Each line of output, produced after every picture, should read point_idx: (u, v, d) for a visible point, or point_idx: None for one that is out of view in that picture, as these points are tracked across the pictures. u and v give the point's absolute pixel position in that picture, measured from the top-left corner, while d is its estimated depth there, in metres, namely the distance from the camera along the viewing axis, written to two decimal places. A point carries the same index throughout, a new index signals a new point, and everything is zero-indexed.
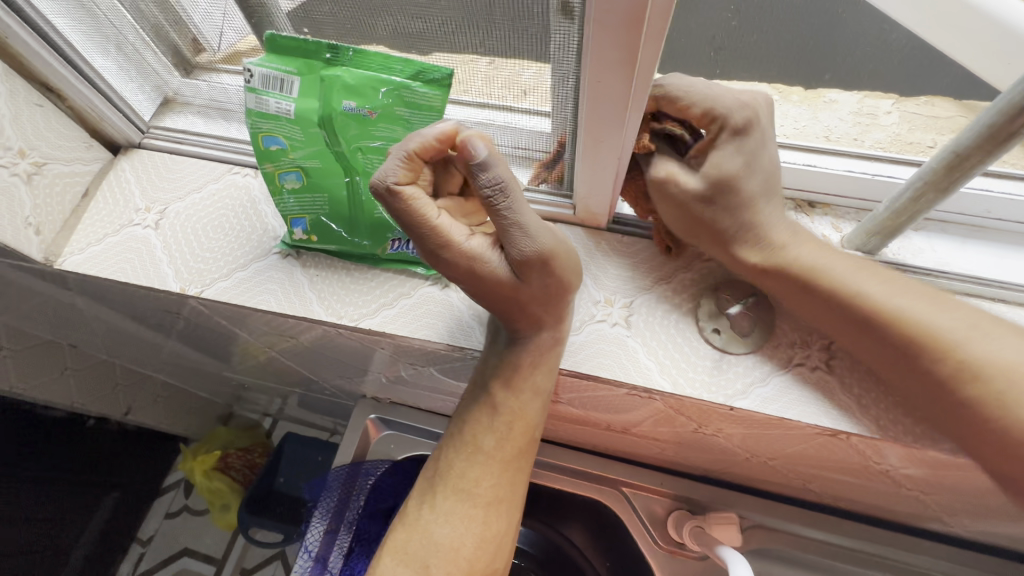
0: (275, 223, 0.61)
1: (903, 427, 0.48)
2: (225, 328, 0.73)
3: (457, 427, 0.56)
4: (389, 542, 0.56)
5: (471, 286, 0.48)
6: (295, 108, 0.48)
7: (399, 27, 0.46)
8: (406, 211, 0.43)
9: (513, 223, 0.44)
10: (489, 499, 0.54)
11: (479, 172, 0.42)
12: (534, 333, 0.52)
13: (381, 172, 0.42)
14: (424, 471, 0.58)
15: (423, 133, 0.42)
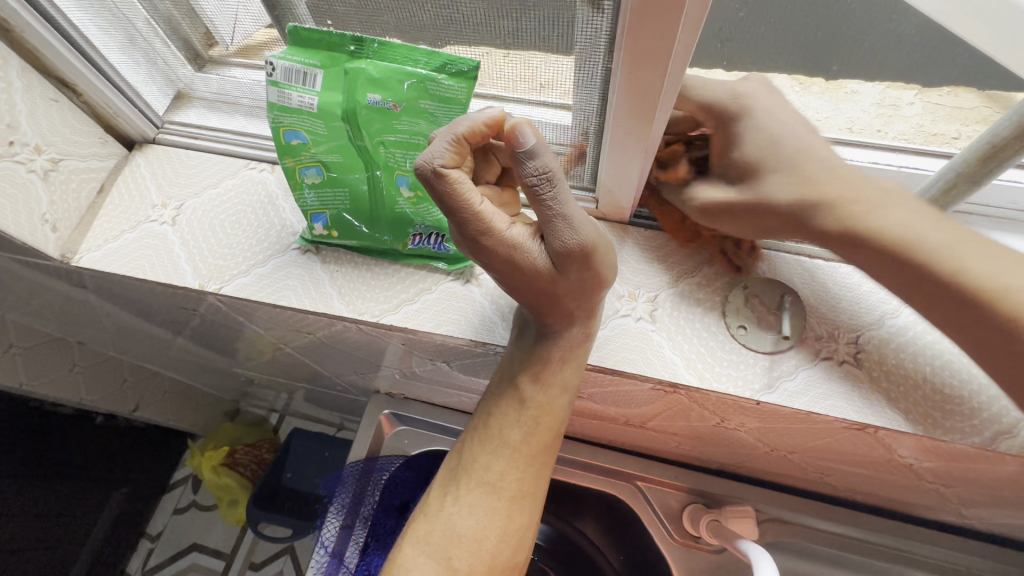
0: (291, 218, 0.61)
1: (933, 421, 0.47)
2: (239, 324, 0.74)
3: (483, 419, 0.55)
4: (408, 534, 0.54)
5: (507, 277, 0.47)
6: (318, 102, 0.46)
7: (422, 19, 0.45)
8: (453, 197, 0.41)
9: (556, 215, 0.43)
10: (513, 493, 0.53)
11: (526, 160, 0.41)
12: (565, 326, 0.51)
13: (425, 155, 0.40)
14: (444, 463, 0.57)
15: (474, 118, 0.41)
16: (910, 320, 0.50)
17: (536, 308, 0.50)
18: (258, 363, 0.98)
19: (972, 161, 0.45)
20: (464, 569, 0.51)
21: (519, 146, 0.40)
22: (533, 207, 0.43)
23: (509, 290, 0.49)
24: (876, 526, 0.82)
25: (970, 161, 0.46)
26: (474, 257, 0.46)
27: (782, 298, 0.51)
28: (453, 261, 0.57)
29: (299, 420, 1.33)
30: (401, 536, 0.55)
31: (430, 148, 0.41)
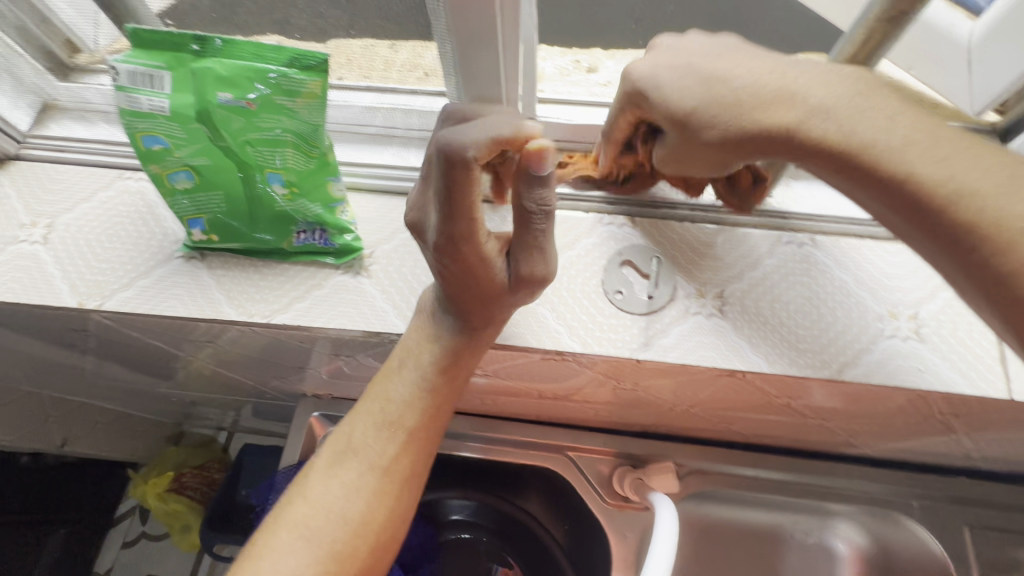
0: (174, 226, 0.60)
1: (790, 359, 0.51)
2: (141, 340, 0.72)
3: (381, 398, 0.53)
4: (280, 515, 0.51)
5: (456, 275, 0.47)
6: (170, 104, 0.45)
7: (265, 13, 0.45)
8: (462, 189, 0.40)
9: (535, 243, 0.46)
10: (404, 476, 0.53)
11: (535, 187, 0.41)
12: (486, 331, 0.52)
13: (464, 136, 0.38)
14: (332, 443, 0.54)
15: (524, 127, 0.38)
16: (768, 271, 0.55)
17: (459, 314, 0.51)
18: (179, 381, 0.95)
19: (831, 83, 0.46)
20: (344, 552, 0.49)
21: (540, 173, 0.40)
22: (520, 227, 0.45)
23: (448, 285, 0.49)
24: (786, 465, 0.89)
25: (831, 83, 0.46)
26: (439, 251, 0.45)
27: (652, 261, 0.55)
28: (341, 255, 0.58)
29: (251, 436, 1.25)
30: (269, 516, 0.51)
31: (466, 130, 0.38)
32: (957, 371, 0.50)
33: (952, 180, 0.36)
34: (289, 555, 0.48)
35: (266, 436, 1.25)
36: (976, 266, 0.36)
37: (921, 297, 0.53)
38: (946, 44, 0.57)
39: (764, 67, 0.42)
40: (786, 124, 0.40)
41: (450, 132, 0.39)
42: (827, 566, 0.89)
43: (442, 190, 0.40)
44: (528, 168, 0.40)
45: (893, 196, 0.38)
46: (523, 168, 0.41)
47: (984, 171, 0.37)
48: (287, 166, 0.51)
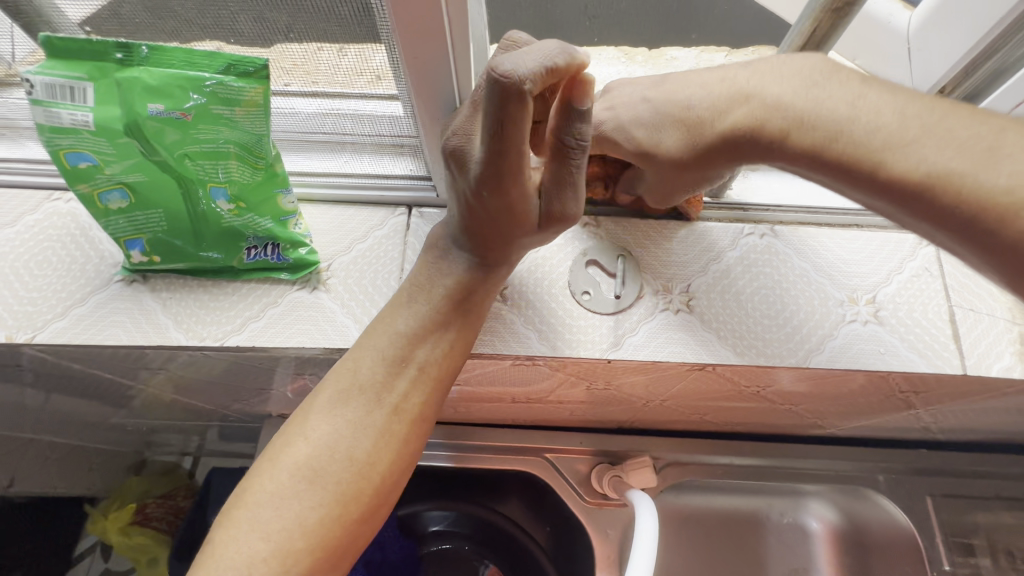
0: (112, 248, 0.56)
1: (757, 349, 0.52)
2: (85, 371, 0.67)
3: (391, 329, 0.48)
4: (278, 454, 0.45)
5: (491, 210, 0.44)
6: (94, 119, 0.41)
7: (194, 18, 0.42)
8: (515, 121, 0.36)
9: (572, 179, 0.43)
10: (413, 417, 0.47)
11: (577, 122, 0.39)
12: (501, 271, 0.50)
13: (514, 63, 0.34)
14: (334, 380, 0.47)
15: (575, 55, 0.35)
16: (732, 263, 0.55)
17: (480, 249, 0.48)
18: (132, 410, 0.90)
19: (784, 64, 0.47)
20: (349, 494, 0.44)
21: (582, 109, 0.38)
22: (553, 165, 0.42)
23: (475, 217, 0.46)
24: (760, 451, 0.90)
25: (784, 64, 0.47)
26: (480, 183, 0.42)
27: (617, 260, 0.55)
28: (296, 269, 0.55)
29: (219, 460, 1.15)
30: (268, 452, 0.46)
31: (517, 57, 0.34)
32: (915, 352, 0.52)
33: (929, 158, 0.37)
34: (291, 497, 0.43)
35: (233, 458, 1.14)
36: (964, 232, 0.37)
37: (879, 281, 0.55)
38: (888, 35, 0.59)
39: (717, 79, 0.45)
40: (756, 123, 0.42)
41: (499, 58, 0.35)
42: (803, 545, 0.92)
43: (491, 121, 0.37)
44: (571, 101, 0.38)
45: (870, 182, 0.39)
46: (565, 103, 0.38)
47: (965, 140, 0.37)
48: (232, 179, 0.48)
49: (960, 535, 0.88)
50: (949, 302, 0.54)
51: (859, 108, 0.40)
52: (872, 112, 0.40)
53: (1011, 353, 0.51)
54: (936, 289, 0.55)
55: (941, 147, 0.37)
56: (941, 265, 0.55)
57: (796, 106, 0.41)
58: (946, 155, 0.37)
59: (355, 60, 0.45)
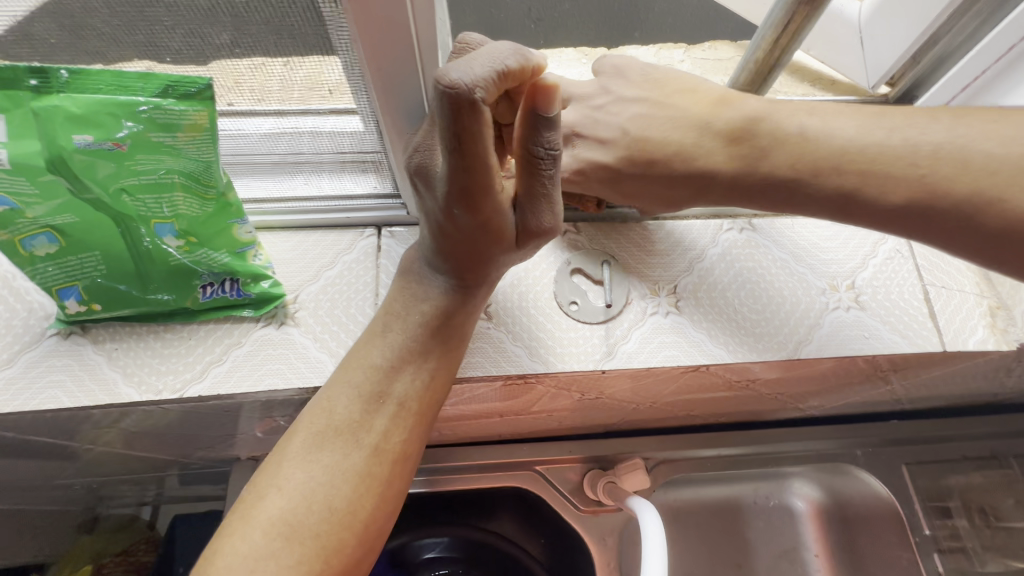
0: (41, 298, 0.50)
1: (749, 345, 0.51)
2: (17, 436, 0.60)
3: (367, 363, 0.44)
4: (249, 509, 0.40)
5: (465, 228, 0.41)
6: (9, 155, 0.36)
7: (121, 36, 0.37)
8: (476, 136, 0.32)
9: (545, 192, 0.40)
10: (396, 456, 0.44)
11: (545, 129, 0.35)
12: (480, 292, 0.47)
13: (462, 72, 0.30)
14: (306, 423, 0.43)
15: (529, 56, 0.32)
16: (714, 260, 0.55)
17: (458, 270, 0.45)
18: (79, 468, 0.81)
19: (752, 67, 0.48)
20: (331, 547, 0.40)
21: (547, 115, 0.35)
22: (524, 177, 0.39)
23: (450, 238, 0.42)
24: (743, 439, 0.91)
25: (752, 67, 0.48)
26: (450, 202, 0.38)
27: (603, 266, 0.53)
28: (259, 305, 0.51)
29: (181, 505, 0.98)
30: (239, 507, 0.41)
31: (467, 65, 0.30)
32: (897, 333, 0.52)
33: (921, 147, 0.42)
34: (265, 558, 0.38)
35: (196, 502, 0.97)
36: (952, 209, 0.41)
37: (855, 266, 0.55)
38: (840, 24, 0.61)
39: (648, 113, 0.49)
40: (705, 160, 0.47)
41: (445, 66, 0.31)
42: (791, 525, 0.93)
43: (447, 138, 0.32)
44: (535, 107, 0.34)
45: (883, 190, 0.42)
46: (529, 109, 0.35)
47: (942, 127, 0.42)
48: (178, 213, 0.43)
49: (935, 499, 0.91)
50: (922, 281, 0.55)
51: (821, 145, 0.44)
52: (835, 149, 0.43)
53: (983, 326, 0.53)
54: (909, 270, 0.56)
55: (896, 177, 0.41)
56: (910, 246, 0.57)
57: (764, 164, 0.45)
58: (900, 186, 0.41)
59: (311, 72, 0.41)
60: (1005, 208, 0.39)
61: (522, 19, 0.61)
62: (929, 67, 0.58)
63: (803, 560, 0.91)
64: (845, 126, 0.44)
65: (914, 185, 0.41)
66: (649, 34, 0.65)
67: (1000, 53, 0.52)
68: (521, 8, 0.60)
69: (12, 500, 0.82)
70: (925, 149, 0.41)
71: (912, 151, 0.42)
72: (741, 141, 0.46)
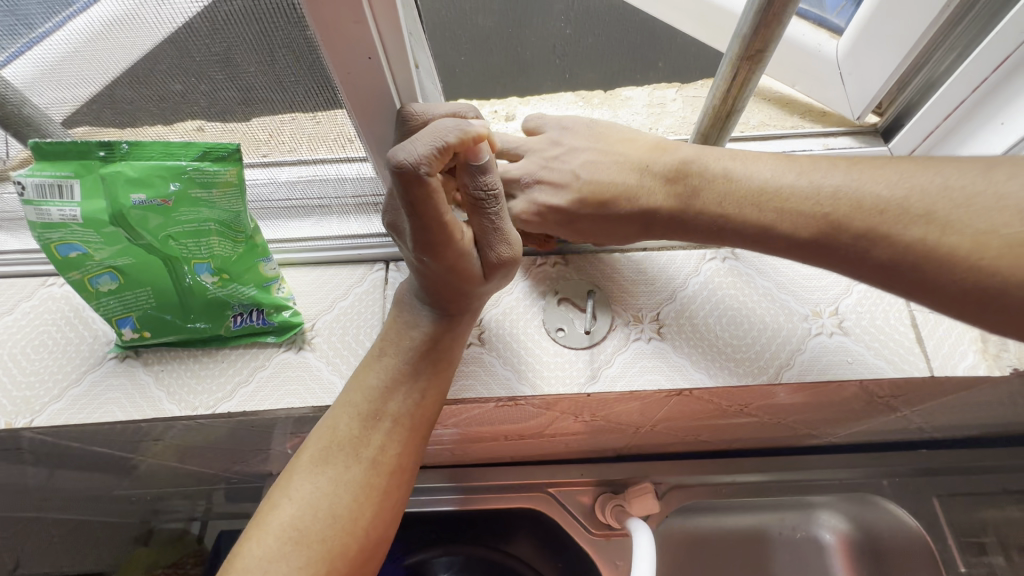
0: (104, 328, 0.59)
1: (729, 370, 0.54)
2: (85, 446, 0.69)
3: (365, 386, 0.49)
4: (265, 516, 0.46)
5: (435, 273, 0.45)
6: (82, 212, 0.45)
7: (169, 114, 0.45)
8: (428, 201, 0.38)
9: (496, 228, 0.45)
10: (393, 468, 0.49)
11: (479, 173, 0.42)
12: (464, 320, 0.51)
13: (407, 152, 0.36)
14: (314, 439, 0.49)
15: (470, 129, 0.38)
16: (695, 290, 0.58)
17: (439, 304, 0.49)
18: (135, 480, 0.90)
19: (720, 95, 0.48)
20: (335, 551, 0.45)
21: (480, 162, 0.41)
22: (473, 219, 0.45)
23: (427, 281, 0.47)
24: (761, 466, 0.90)
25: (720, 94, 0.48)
26: (418, 253, 0.43)
27: (588, 296, 0.57)
28: (281, 332, 0.57)
29: (226, 522, 1.01)
30: (257, 514, 0.46)
31: (412, 142, 0.36)
32: (881, 358, 0.53)
33: (857, 189, 0.44)
34: (278, 559, 0.44)
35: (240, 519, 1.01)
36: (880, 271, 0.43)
37: (839, 293, 0.57)
38: (820, 61, 0.62)
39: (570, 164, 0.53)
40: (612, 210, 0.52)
41: (395, 148, 0.36)
42: (816, 558, 0.90)
43: (403, 204, 0.38)
44: (468, 159, 0.41)
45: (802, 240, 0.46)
46: (462, 161, 0.41)
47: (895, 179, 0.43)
48: (213, 253, 0.51)
49: (969, 533, 0.87)
50: (910, 307, 0.56)
51: (740, 186, 0.48)
52: (755, 186, 0.48)
53: (974, 351, 0.53)
54: (896, 296, 0.57)
55: (804, 214, 0.45)
56: None
57: (694, 195, 0.49)
58: (805, 221, 0.45)
59: (332, 125, 0.47)
60: (890, 240, 0.42)
61: (547, 56, 0.68)
62: (919, 89, 0.60)
63: None
64: (763, 168, 0.48)
65: (811, 221, 0.45)
66: (671, 65, 0.68)
67: (975, 83, 0.54)
68: (547, 46, 0.68)
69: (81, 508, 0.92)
70: (832, 181, 0.45)
71: (816, 191, 0.46)
72: (677, 180, 0.50)
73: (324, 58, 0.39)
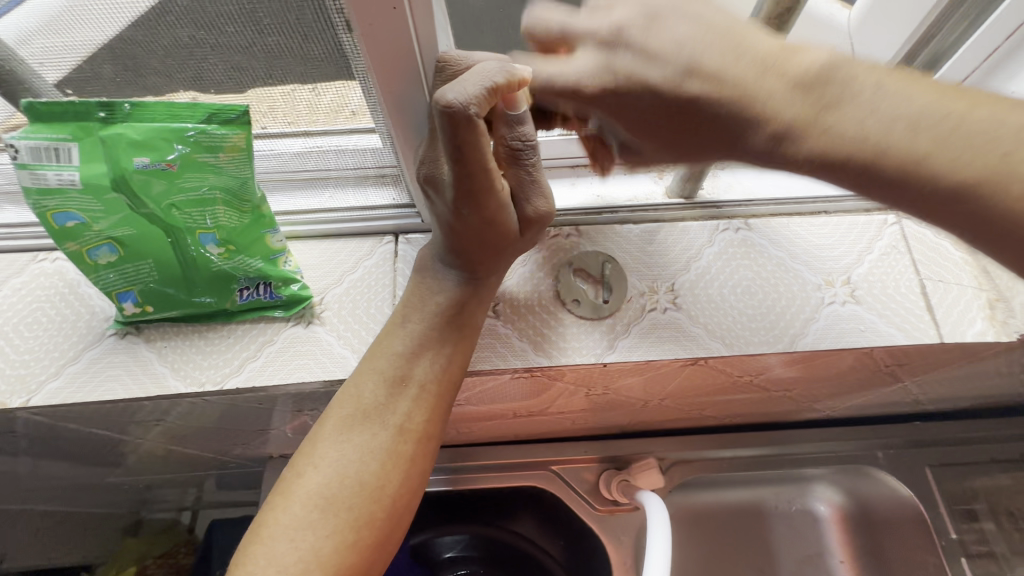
0: (101, 304, 0.57)
1: (746, 338, 0.54)
2: (79, 430, 0.67)
3: (389, 350, 0.48)
4: (289, 486, 0.45)
5: (471, 225, 0.46)
6: (80, 176, 0.42)
7: (172, 72, 0.43)
8: (475, 145, 0.37)
9: (531, 179, 0.47)
10: (419, 436, 0.48)
11: (516, 124, 0.43)
12: (489, 282, 0.51)
13: (457, 92, 0.35)
14: (337, 407, 0.47)
15: (515, 72, 0.37)
16: (710, 259, 0.58)
17: (466, 263, 0.49)
18: (127, 468, 0.87)
19: None
20: (362, 519, 0.44)
21: (517, 111, 0.42)
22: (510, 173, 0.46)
23: (459, 236, 0.47)
24: (761, 441, 0.91)
25: None
26: (456, 203, 0.43)
27: (603, 266, 0.56)
28: (289, 306, 0.56)
29: (220, 511, 1.00)
30: (279, 485, 0.46)
31: (461, 84, 0.35)
32: (894, 325, 0.54)
33: None
34: (304, 528, 0.43)
35: (235, 506, 1.00)
36: None
37: (851, 262, 0.57)
38: None
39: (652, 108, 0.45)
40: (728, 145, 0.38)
41: (443, 89, 0.36)
42: (813, 530, 0.93)
43: (449, 149, 0.38)
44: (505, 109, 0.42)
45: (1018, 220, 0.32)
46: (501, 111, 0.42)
47: None
48: (220, 223, 0.49)
49: (960, 501, 0.90)
50: (919, 275, 0.56)
51: (896, 107, 0.33)
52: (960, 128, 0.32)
53: (982, 318, 0.53)
54: (906, 265, 0.57)
55: None
56: (907, 242, 0.58)
57: (831, 120, 0.33)
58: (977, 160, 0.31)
59: (346, 88, 0.45)
60: None
61: None
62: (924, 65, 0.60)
63: (826, 564, 0.91)
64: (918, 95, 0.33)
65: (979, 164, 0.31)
66: None
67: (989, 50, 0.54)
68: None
69: (70, 498, 0.90)
70: None
71: None
72: (813, 85, 0.34)
73: (341, 11, 0.38)
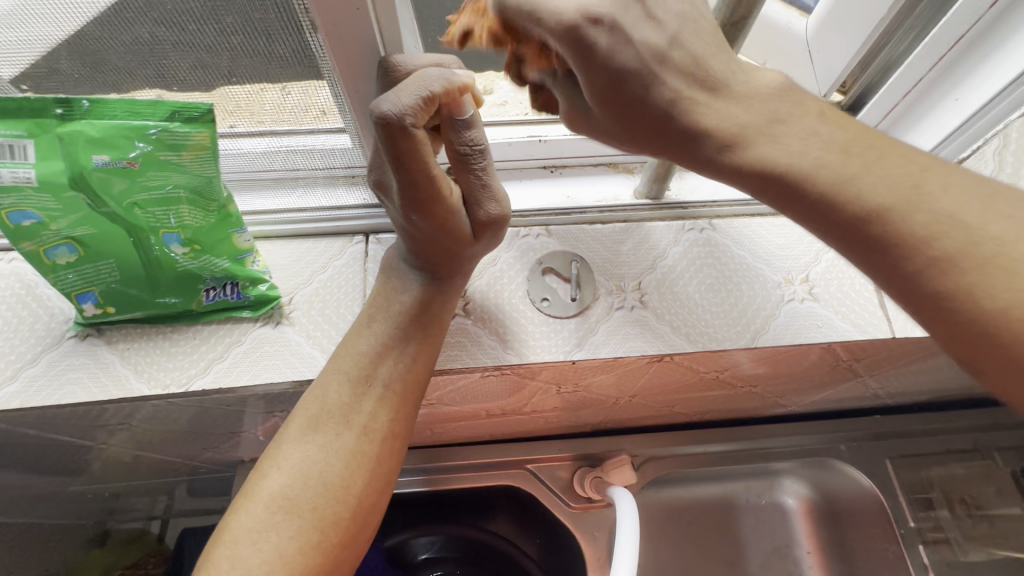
0: (62, 305, 0.55)
1: (709, 335, 0.55)
2: (40, 435, 0.65)
3: (354, 351, 0.48)
4: (253, 488, 0.45)
5: (425, 231, 0.47)
6: (37, 175, 0.41)
7: (134, 69, 0.42)
8: (416, 154, 0.39)
9: (481, 184, 0.47)
10: (385, 435, 0.48)
11: (463, 129, 0.43)
12: (454, 283, 0.52)
13: (391, 103, 0.36)
14: (302, 409, 0.47)
15: (453, 80, 0.38)
16: (676, 258, 0.59)
17: (429, 265, 0.50)
18: (93, 475, 0.85)
19: None
20: (326, 520, 0.44)
21: (463, 117, 0.42)
22: (460, 177, 0.47)
23: (415, 240, 0.48)
24: (731, 436, 0.93)
25: None
26: (406, 210, 0.45)
27: (572, 265, 0.57)
28: (257, 306, 0.55)
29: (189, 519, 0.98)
30: (244, 488, 0.45)
31: (398, 95, 0.37)
32: (849, 322, 0.56)
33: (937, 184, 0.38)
34: (268, 529, 0.43)
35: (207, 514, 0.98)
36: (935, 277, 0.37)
37: (810, 261, 0.60)
38: (790, 38, 0.64)
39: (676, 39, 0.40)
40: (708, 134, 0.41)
41: (380, 99, 0.37)
42: (782, 523, 0.95)
43: (389, 158, 0.39)
44: (451, 113, 0.42)
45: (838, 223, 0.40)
46: (448, 117, 0.42)
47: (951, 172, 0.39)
48: (184, 223, 0.48)
49: (919, 491, 0.93)
50: None
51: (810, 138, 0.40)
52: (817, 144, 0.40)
53: None
54: None
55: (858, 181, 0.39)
56: None
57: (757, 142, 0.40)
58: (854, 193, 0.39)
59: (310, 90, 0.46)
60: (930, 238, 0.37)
61: None
62: (878, 71, 0.62)
63: (793, 556, 0.94)
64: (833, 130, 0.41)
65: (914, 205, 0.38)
66: None
67: (935, 60, 0.56)
68: None
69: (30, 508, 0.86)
70: None
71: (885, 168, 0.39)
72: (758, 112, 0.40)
73: (308, 16, 0.38)
